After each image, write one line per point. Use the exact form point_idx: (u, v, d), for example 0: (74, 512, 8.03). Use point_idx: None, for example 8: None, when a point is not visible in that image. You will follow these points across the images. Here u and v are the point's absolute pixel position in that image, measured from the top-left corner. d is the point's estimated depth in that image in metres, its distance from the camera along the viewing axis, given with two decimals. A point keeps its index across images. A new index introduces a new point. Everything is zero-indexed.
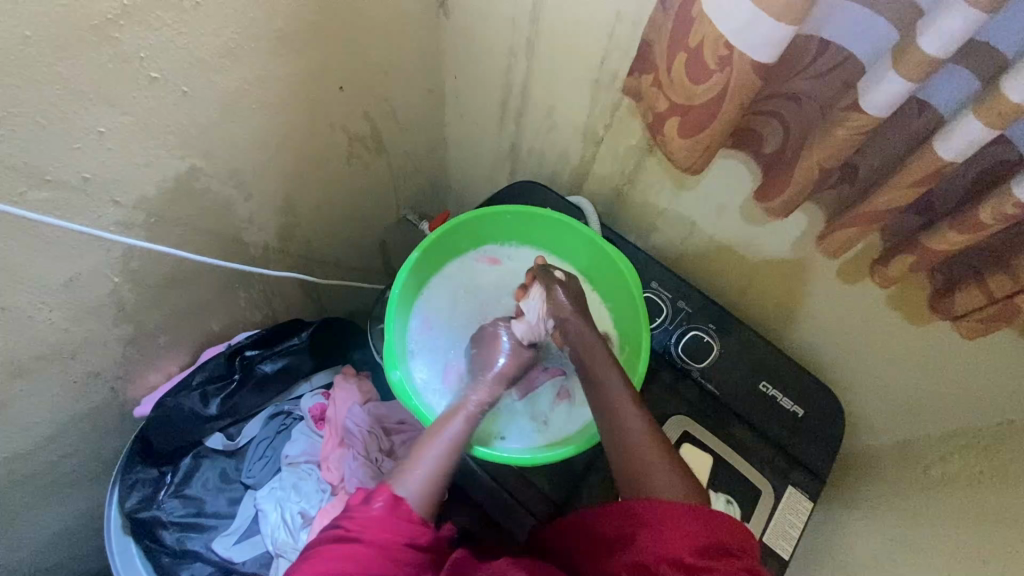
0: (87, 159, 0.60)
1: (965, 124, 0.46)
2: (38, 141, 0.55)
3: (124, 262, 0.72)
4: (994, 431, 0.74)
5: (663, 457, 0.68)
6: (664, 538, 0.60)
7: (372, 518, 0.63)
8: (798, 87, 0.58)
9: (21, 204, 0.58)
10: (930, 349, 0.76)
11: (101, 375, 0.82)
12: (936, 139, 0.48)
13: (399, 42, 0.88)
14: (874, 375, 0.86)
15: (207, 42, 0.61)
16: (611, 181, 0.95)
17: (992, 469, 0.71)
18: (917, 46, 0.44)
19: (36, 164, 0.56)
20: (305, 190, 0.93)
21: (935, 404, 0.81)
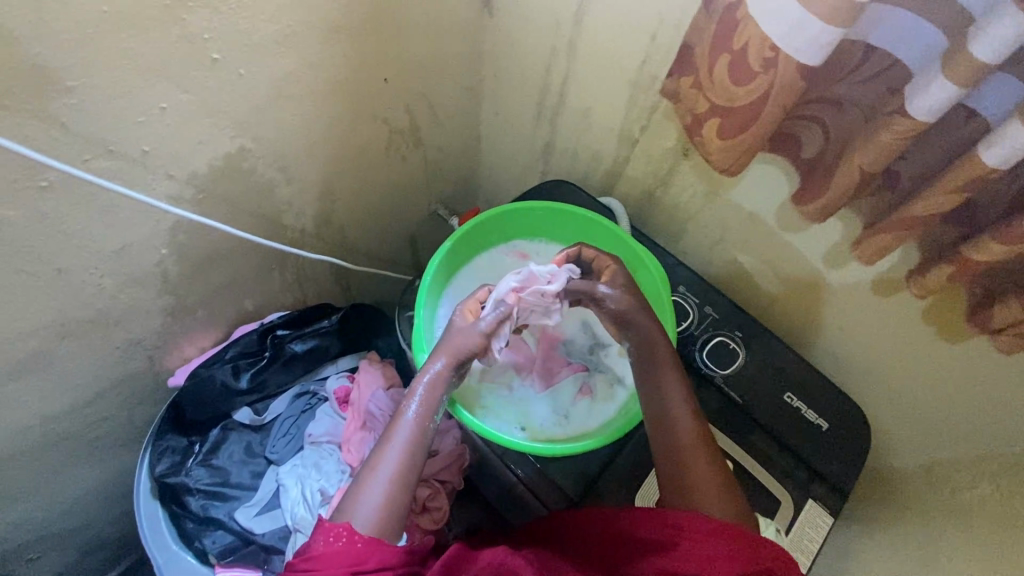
0: (148, 133, 0.63)
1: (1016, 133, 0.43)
2: (105, 114, 0.58)
3: (172, 235, 0.75)
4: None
5: (709, 459, 0.69)
6: (706, 549, 0.59)
7: (318, 559, 0.60)
8: (843, 92, 0.55)
9: (86, 170, 0.61)
10: (975, 375, 0.71)
11: (140, 344, 0.86)
12: (981, 146, 0.46)
13: (444, 38, 0.89)
14: (911, 399, 0.81)
15: (264, 28, 0.64)
16: (644, 184, 0.93)
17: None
18: (970, 51, 0.42)
19: (101, 134, 0.59)
20: (342, 179, 0.95)
21: (972, 435, 0.76)
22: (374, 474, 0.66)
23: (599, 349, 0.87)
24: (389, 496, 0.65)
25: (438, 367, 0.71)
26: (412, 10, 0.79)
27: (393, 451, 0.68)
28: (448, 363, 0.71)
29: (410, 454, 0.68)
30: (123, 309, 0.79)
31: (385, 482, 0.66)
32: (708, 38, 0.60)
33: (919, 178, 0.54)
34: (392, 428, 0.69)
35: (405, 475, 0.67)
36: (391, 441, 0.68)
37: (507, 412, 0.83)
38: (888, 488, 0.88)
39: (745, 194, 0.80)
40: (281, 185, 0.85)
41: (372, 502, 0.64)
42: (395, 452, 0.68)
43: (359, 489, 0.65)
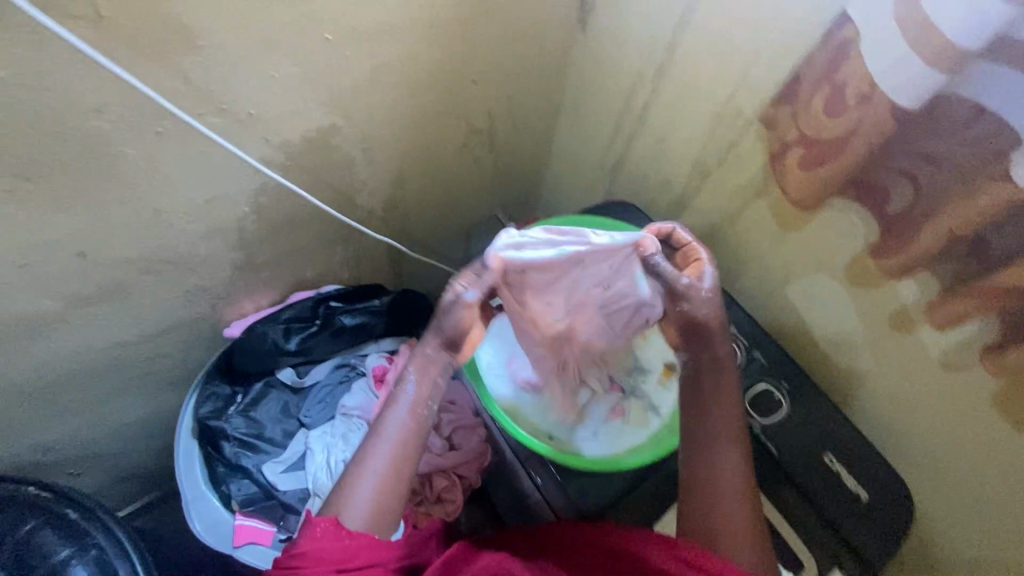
0: (253, 98, 0.68)
1: None
2: (220, 74, 0.63)
3: (256, 195, 0.81)
4: None
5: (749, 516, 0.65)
6: None
7: (305, 556, 0.60)
8: (945, 148, 0.59)
9: (197, 123, 0.66)
10: None
11: (206, 292, 0.92)
12: None
13: (536, 49, 0.92)
14: (970, 491, 0.75)
15: (377, 14, 0.68)
16: (711, 217, 0.92)
17: None
18: None
19: (215, 92, 0.64)
20: (415, 168, 0.99)
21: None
22: (363, 470, 0.64)
23: (639, 375, 0.86)
24: (381, 493, 0.63)
25: (427, 352, 0.69)
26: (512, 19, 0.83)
27: (382, 447, 0.65)
28: (436, 346, 0.69)
29: (399, 451, 0.65)
30: (200, 256, 0.84)
31: (376, 479, 0.63)
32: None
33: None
34: (382, 426, 0.66)
35: (396, 472, 0.64)
36: (381, 439, 0.65)
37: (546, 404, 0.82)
38: None
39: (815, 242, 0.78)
40: (361, 165, 0.89)
41: (363, 500, 0.62)
42: (384, 448, 0.65)
43: (348, 486, 0.63)
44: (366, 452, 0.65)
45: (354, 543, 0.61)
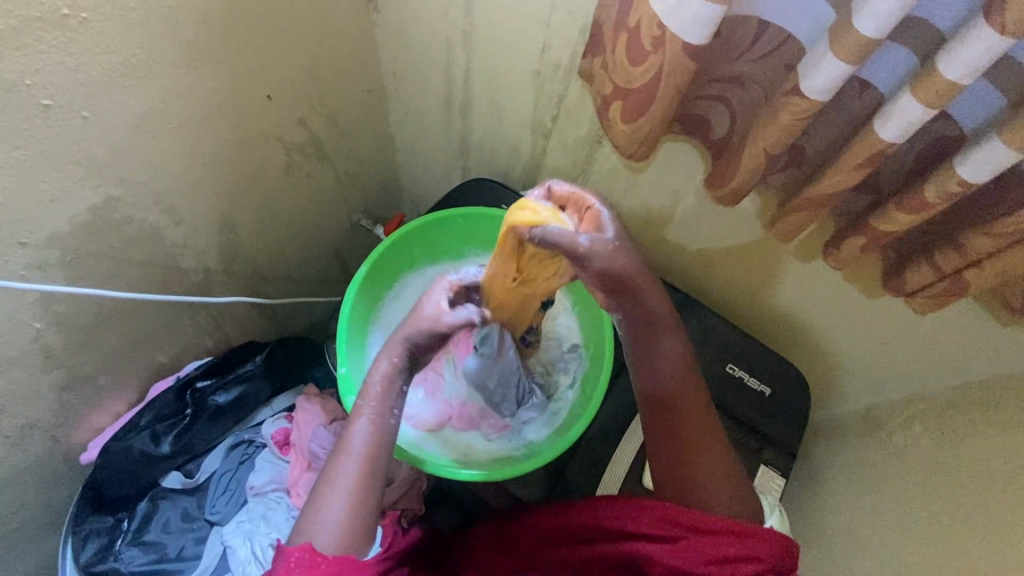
0: None
1: (972, 35, 0.36)
2: None
3: (42, 306, 0.65)
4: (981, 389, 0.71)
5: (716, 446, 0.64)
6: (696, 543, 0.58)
7: None
8: (743, 68, 0.52)
9: None
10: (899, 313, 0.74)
11: (36, 427, 0.75)
12: (853, 20, 0.39)
13: (318, 23, 0.76)
14: (864, 345, 0.82)
15: (62, 36, 0.51)
16: (565, 174, 0.91)
17: (977, 437, 0.68)
18: (803, 90, 0.45)
19: None
20: (245, 207, 0.87)
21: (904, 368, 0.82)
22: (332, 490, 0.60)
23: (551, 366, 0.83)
24: (353, 507, 0.60)
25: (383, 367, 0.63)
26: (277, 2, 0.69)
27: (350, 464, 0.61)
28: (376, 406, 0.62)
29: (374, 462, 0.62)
30: (1, 395, 0.68)
31: (346, 498, 0.60)
32: (613, 18, 0.54)
33: (828, 148, 0.51)
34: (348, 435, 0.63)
35: (365, 490, 0.61)
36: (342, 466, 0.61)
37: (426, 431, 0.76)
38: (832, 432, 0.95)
39: (666, 176, 0.79)
40: (170, 227, 0.76)
41: (335, 511, 0.60)
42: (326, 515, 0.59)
43: (319, 498, 0.60)
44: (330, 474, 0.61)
45: (333, 564, 0.57)
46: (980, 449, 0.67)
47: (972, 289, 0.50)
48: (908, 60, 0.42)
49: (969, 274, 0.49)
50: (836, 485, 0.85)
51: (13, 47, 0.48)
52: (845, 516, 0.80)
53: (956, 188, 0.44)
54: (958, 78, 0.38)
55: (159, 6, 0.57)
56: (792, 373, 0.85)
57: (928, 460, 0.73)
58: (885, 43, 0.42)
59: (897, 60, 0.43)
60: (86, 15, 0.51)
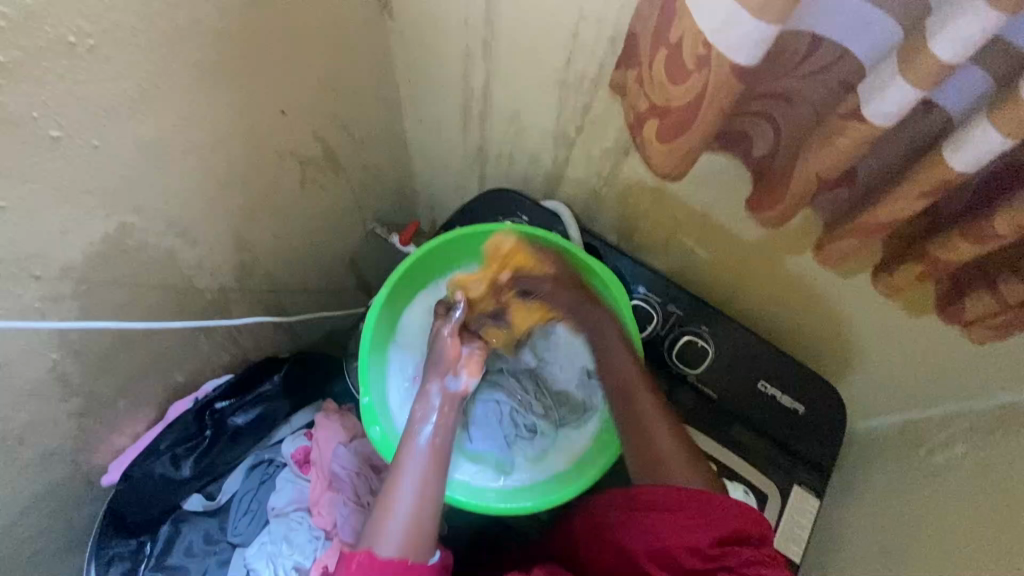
0: None
1: None
2: None
3: (59, 337, 0.64)
4: None
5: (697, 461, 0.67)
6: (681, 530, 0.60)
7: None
8: (790, 85, 0.48)
9: None
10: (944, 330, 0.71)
11: (57, 452, 0.74)
12: (931, 40, 0.36)
13: (332, 34, 0.73)
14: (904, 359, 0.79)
15: (70, 66, 0.48)
16: (588, 184, 0.88)
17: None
18: (863, 114, 0.41)
19: None
20: (260, 224, 0.84)
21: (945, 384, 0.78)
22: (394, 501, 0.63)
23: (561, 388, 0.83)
24: (414, 522, 0.62)
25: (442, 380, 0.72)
26: (290, 16, 0.66)
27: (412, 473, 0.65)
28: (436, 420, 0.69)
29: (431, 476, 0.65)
30: (23, 425, 0.67)
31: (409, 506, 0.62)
32: (650, 31, 0.51)
33: (882, 174, 0.48)
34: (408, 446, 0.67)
35: (426, 497, 0.63)
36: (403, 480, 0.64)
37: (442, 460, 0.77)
38: (866, 446, 0.92)
39: (697, 188, 0.76)
40: (185, 249, 0.74)
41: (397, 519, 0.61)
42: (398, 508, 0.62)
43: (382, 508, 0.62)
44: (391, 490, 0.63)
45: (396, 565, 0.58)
46: None
47: None
48: (983, 81, 0.39)
49: None
50: (872, 505, 0.82)
51: (18, 80, 0.45)
52: (882, 538, 0.78)
53: None
54: None
55: (169, 27, 0.54)
56: (827, 389, 0.82)
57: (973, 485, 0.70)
58: (965, 64, 0.38)
59: (972, 82, 0.39)
60: (94, 42, 0.49)
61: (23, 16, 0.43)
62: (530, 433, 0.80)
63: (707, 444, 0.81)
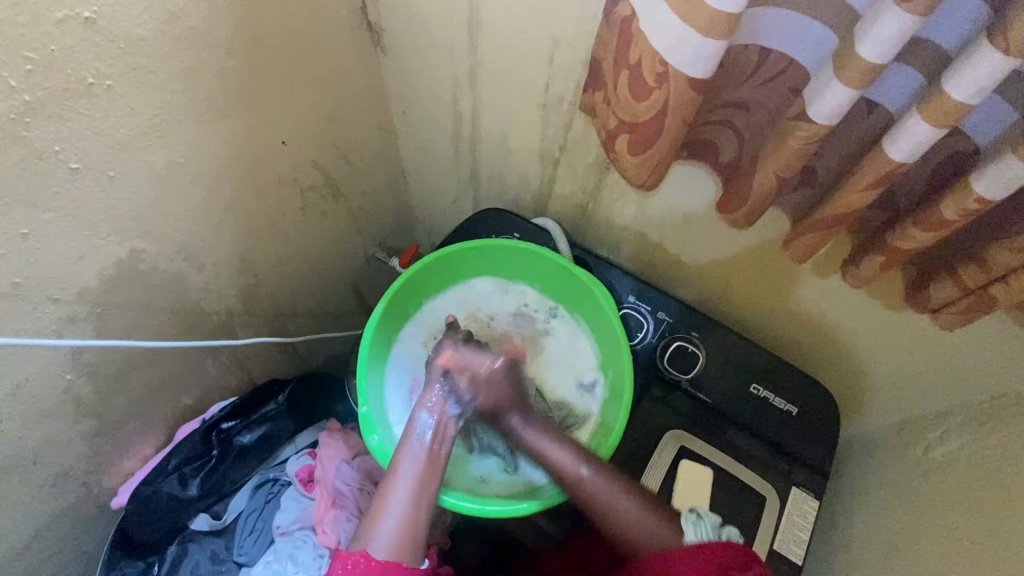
0: None
1: (980, 56, 0.35)
2: None
3: (74, 358, 0.67)
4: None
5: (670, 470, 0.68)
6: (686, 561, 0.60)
7: None
8: (747, 95, 0.52)
9: None
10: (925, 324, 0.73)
11: (69, 474, 0.77)
12: (857, 42, 0.39)
13: (329, 69, 0.79)
14: (891, 355, 0.81)
15: (89, 105, 0.53)
16: (574, 200, 0.92)
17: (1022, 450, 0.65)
18: (809, 116, 0.45)
19: None
20: (264, 249, 0.89)
21: (934, 377, 0.80)
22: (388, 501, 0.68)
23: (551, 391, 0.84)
24: (402, 527, 0.67)
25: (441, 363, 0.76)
26: (288, 53, 0.71)
27: (404, 476, 0.69)
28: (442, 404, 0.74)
29: (426, 476, 0.70)
30: (38, 446, 0.70)
31: (400, 510, 0.67)
32: (613, 54, 0.55)
33: (837, 169, 0.51)
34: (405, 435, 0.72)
35: (419, 495, 0.68)
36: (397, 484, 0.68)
37: None
38: (864, 447, 0.92)
39: (677, 199, 0.80)
40: (193, 273, 0.78)
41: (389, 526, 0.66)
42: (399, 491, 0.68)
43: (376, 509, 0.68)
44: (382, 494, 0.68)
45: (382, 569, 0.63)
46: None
47: (1000, 304, 0.49)
48: (915, 79, 0.42)
49: (996, 288, 0.48)
50: (873, 505, 0.82)
51: (42, 116, 0.50)
52: (885, 536, 0.77)
53: (975, 205, 0.43)
54: (966, 97, 0.38)
55: (178, 66, 0.59)
56: (818, 390, 0.84)
57: (970, 476, 0.70)
58: (893, 64, 0.42)
59: (904, 81, 0.43)
60: (110, 82, 0.54)
61: (48, 59, 0.48)
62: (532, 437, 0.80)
63: (703, 448, 0.82)
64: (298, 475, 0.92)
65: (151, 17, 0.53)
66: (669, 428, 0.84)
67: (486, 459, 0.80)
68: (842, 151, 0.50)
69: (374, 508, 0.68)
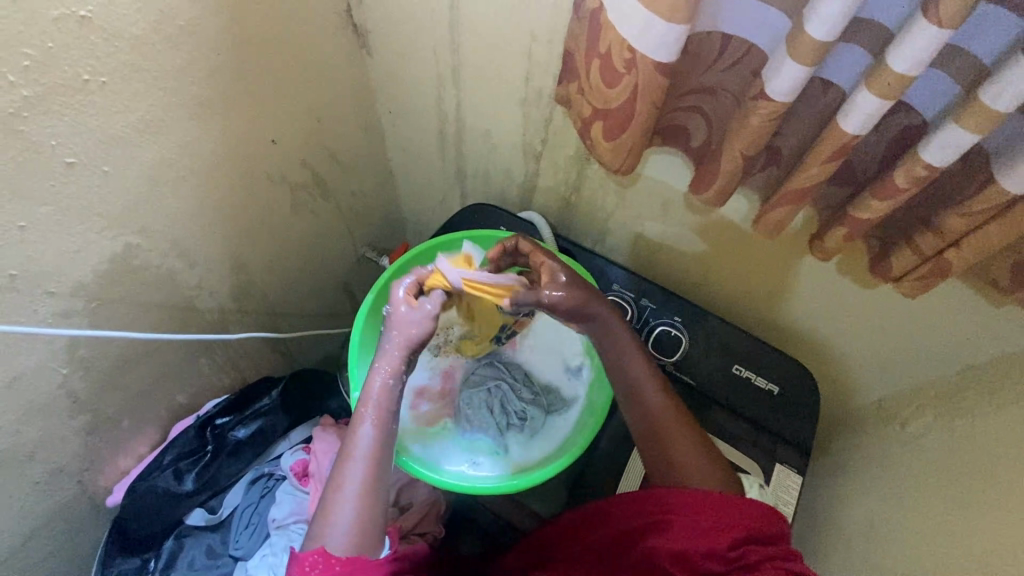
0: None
1: (915, 31, 0.39)
2: None
3: (70, 352, 0.69)
4: (995, 364, 0.72)
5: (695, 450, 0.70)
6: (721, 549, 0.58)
7: None
8: (713, 79, 0.55)
9: None
10: (895, 300, 0.76)
11: (65, 471, 0.78)
12: (805, 23, 0.42)
13: (316, 70, 0.82)
14: (866, 333, 0.84)
15: (83, 101, 0.55)
16: (558, 193, 0.94)
17: (991, 417, 0.68)
18: (767, 95, 0.48)
19: None
20: (256, 247, 0.91)
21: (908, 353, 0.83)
22: (340, 496, 0.62)
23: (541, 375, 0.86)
24: (359, 519, 0.62)
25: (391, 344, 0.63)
26: (277, 52, 0.74)
27: (356, 470, 0.63)
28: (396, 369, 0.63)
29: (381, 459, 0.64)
30: (34, 441, 0.71)
31: (353, 506, 0.62)
32: (586, 45, 0.58)
33: (799, 147, 0.54)
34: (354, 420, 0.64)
35: (375, 482, 0.63)
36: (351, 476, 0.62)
37: (428, 445, 0.80)
38: (846, 426, 0.95)
39: (655, 187, 0.83)
40: (186, 270, 0.79)
41: (344, 522, 0.62)
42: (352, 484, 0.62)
43: (329, 506, 0.62)
44: (336, 485, 0.63)
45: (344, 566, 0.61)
46: (995, 429, 0.67)
47: (955, 269, 0.52)
48: (862, 57, 0.45)
49: (951, 253, 0.51)
50: (857, 480, 0.85)
51: (38, 112, 0.52)
52: (868, 508, 0.80)
53: (923, 173, 0.46)
54: (906, 69, 0.41)
55: (170, 65, 0.61)
56: (798, 369, 0.86)
57: (944, 445, 0.73)
58: (840, 44, 0.45)
59: (853, 59, 0.46)
60: (104, 79, 0.56)
61: (44, 56, 0.50)
62: (522, 420, 0.81)
63: None
64: (293, 469, 0.92)
65: (143, 17, 0.56)
66: None
67: (477, 443, 0.81)
68: (802, 129, 0.53)
69: (326, 499, 0.63)
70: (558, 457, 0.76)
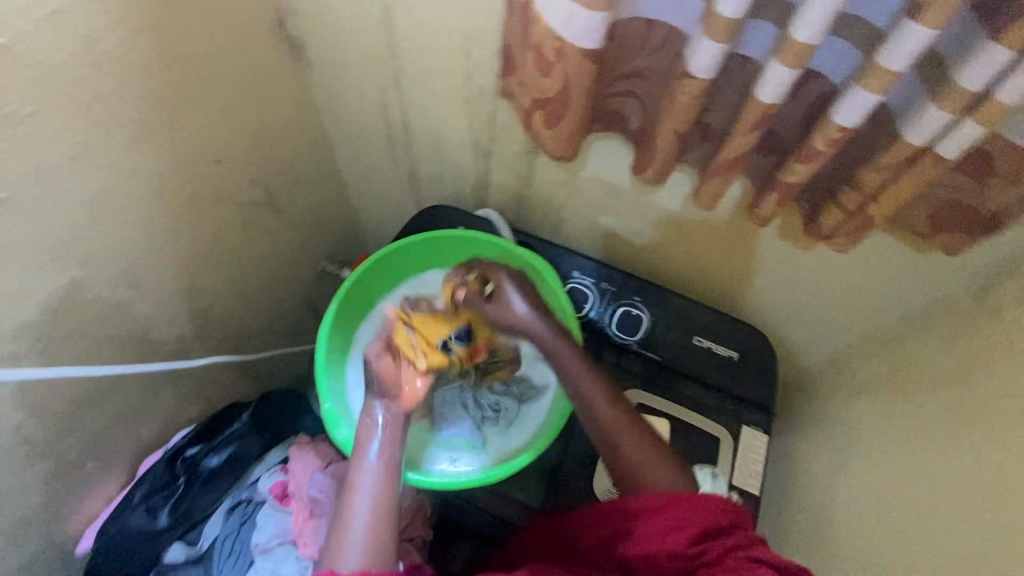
0: None
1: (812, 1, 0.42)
2: None
3: (20, 396, 0.66)
4: (927, 309, 0.78)
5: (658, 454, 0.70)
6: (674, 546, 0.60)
7: None
8: (641, 63, 0.58)
9: None
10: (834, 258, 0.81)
11: (28, 522, 0.75)
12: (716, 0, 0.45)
13: (255, 85, 0.81)
14: (811, 294, 0.89)
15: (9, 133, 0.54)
16: (511, 188, 0.96)
17: (929, 356, 0.73)
18: (689, 72, 0.51)
19: None
20: (211, 271, 0.89)
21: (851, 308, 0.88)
22: (348, 525, 0.61)
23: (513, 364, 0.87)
24: (371, 539, 0.60)
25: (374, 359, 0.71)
26: (213, 70, 0.73)
27: (360, 496, 0.63)
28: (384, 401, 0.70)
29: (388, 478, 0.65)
30: None
31: (365, 529, 0.61)
32: (519, 39, 0.60)
33: (727, 121, 0.58)
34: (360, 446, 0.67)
35: (384, 501, 0.63)
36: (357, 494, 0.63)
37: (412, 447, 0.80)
38: (804, 384, 1.00)
39: (602, 173, 0.85)
40: (138, 300, 0.77)
41: (354, 547, 0.59)
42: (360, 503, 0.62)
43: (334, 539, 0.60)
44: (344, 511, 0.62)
45: None
46: (934, 367, 0.72)
47: (877, 221, 0.56)
48: (771, 30, 0.49)
49: (872, 206, 0.55)
50: (819, 433, 0.90)
51: None
52: (831, 458, 0.85)
53: (837, 134, 0.50)
54: (810, 37, 0.44)
55: (99, 91, 0.60)
56: (753, 334, 0.91)
57: (891, 389, 0.78)
58: (750, 19, 0.48)
59: (763, 32, 0.49)
60: (30, 110, 0.54)
61: None
62: (497, 412, 0.82)
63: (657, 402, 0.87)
64: (273, 491, 0.90)
65: (66, 43, 0.54)
66: (626, 389, 0.88)
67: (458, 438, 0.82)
68: (726, 103, 0.56)
69: (332, 537, 0.61)
70: (536, 443, 0.78)
